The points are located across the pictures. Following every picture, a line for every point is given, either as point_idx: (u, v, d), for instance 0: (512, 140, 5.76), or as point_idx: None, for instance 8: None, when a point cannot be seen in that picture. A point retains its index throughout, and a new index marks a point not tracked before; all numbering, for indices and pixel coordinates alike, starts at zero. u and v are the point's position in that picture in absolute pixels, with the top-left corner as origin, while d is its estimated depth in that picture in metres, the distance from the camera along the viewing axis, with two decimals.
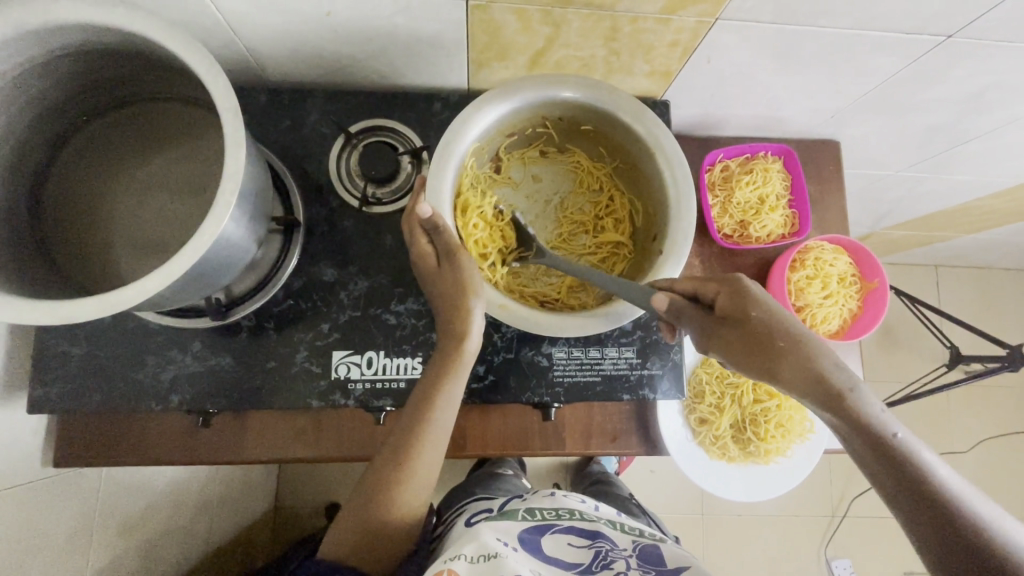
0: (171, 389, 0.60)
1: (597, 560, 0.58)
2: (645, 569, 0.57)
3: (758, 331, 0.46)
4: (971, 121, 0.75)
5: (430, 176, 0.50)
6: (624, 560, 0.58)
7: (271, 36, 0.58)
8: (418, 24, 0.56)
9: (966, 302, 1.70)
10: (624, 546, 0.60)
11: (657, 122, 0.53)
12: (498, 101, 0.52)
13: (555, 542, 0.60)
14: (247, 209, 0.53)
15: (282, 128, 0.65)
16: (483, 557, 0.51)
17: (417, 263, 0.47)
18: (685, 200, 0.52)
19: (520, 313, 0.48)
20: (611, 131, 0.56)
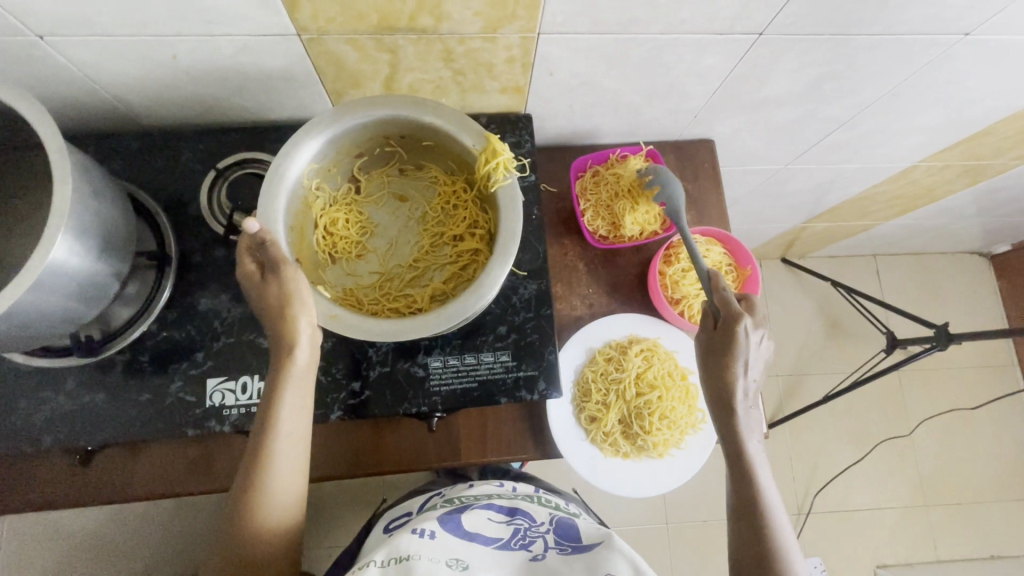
0: (43, 429, 0.60)
1: (516, 537, 0.55)
2: (562, 545, 0.54)
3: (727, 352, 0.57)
4: (826, 109, 0.79)
5: (262, 195, 0.52)
6: (543, 538, 0.55)
7: (128, 83, 0.62)
8: (263, 60, 0.60)
9: (907, 287, 1.73)
10: (541, 522, 0.57)
11: (483, 129, 0.56)
12: (331, 122, 0.55)
13: (474, 518, 0.57)
14: (99, 245, 0.55)
15: (156, 169, 0.68)
16: (394, 560, 0.48)
17: (243, 281, 0.51)
18: (513, 203, 0.55)
19: (349, 321, 0.51)
20: (449, 142, 0.59)
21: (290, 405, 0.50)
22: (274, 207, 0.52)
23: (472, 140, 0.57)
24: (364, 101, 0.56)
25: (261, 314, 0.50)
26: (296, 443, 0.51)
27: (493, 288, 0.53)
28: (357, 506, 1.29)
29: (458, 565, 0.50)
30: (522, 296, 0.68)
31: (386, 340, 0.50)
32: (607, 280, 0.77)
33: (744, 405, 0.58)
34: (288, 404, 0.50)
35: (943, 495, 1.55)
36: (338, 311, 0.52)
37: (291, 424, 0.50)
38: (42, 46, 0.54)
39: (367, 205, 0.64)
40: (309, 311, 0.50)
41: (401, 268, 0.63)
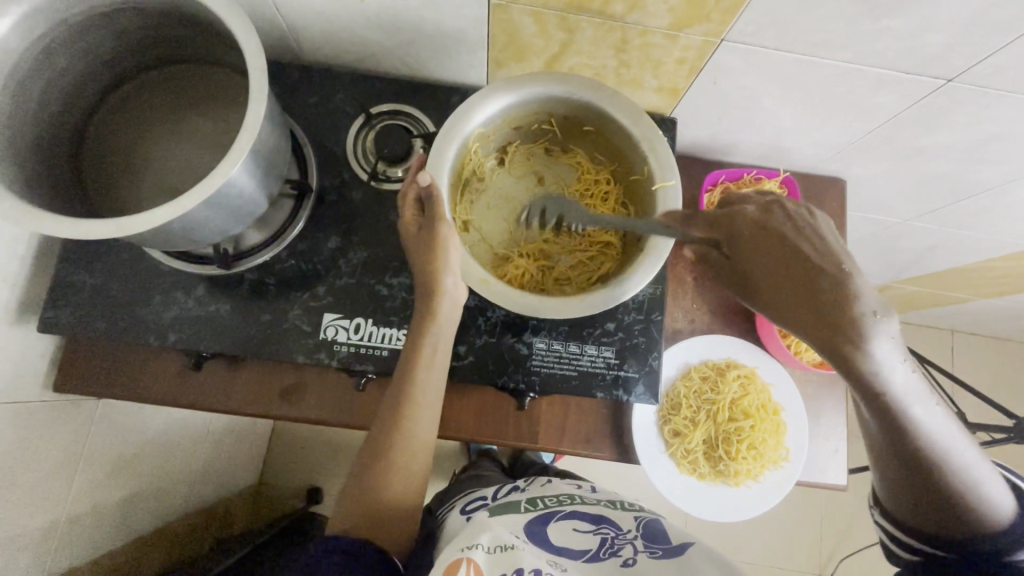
0: (170, 327, 0.64)
1: (604, 546, 0.54)
2: (652, 549, 0.52)
3: (808, 266, 0.41)
4: (978, 170, 0.76)
5: (434, 150, 0.54)
6: (631, 544, 0.53)
7: (309, 17, 0.64)
8: (442, 19, 0.61)
9: (981, 371, 1.65)
10: (628, 530, 0.56)
11: (654, 127, 0.57)
12: (507, 92, 0.57)
13: (561, 532, 0.56)
14: (263, 166, 0.57)
15: (309, 104, 0.70)
16: (500, 547, 0.48)
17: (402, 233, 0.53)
18: (669, 202, 0.56)
19: (499, 288, 0.53)
20: (611, 132, 0.60)
21: (431, 356, 0.54)
22: (444, 163, 0.55)
23: (641, 137, 0.57)
24: (545, 75, 0.57)
25: (415, 261, 0.53)
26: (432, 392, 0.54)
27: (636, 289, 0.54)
28: None
29: (557, 564, 0.50)
30: (635, 298, 0.68)
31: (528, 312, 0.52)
32: (716, 300, 0.75)
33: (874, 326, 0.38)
34: (428, 354, 0.53)
35: None
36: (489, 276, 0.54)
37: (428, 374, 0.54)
38: None
39: (506, 177, 0.65)
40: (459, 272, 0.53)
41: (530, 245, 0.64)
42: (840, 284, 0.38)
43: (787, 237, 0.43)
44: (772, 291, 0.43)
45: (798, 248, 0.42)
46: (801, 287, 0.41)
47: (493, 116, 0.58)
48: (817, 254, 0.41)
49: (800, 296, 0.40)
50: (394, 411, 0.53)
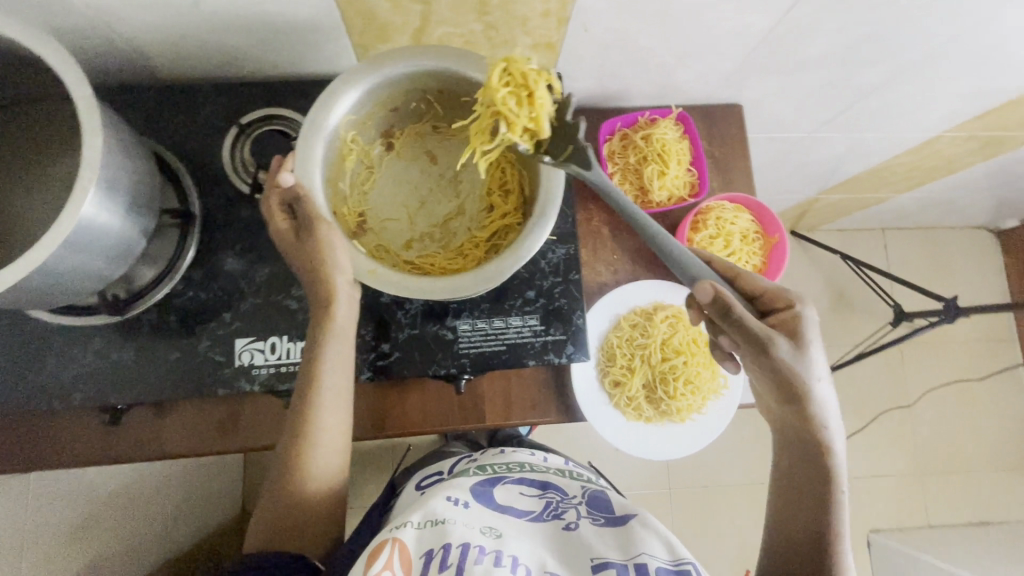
0: (73, 386, 0.61)
1: (548, 509, 0.56)
2: (594, 516, 0.56)
3: (796, 367, 0.51)
4: (859, 73, 0.77)
5: (299, 146, 0.52)
6: (575, 509, 0.57)
7: (146, 32, 0.59)
8: (288, 9, 0.57)
9: (913, 261, 1.73)
10: (573, 495, 0.59)
11: None
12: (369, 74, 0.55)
13: (506, 492, 0.58)
14: (125, 202, 0.53)
15: (174, 124, 0.66)
16: (430, 523, 0.50)
17: (276, 239, 0.53)
18: (552, 164, 0.55)
19: (385, 276, 0.52)
20: None
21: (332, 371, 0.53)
22: (313, 158, 0.52)
23: None
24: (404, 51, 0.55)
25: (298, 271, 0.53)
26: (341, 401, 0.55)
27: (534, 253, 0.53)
28: (369, 469, 1.31)
29: (492, 532, 0.51)
30: (551, 261, 0.68)
31: (420, 298, 0.51)
32: (635, 246, 0.76)
33: (819, 408, 0.53)
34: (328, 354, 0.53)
35: (937, 465, 1.60)
36: (377, 267, 0.53)
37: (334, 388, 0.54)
38: None
39: (397, 163, 0.62)
40: (348, 269, 0.53)
41: (434, 229, 0.62)
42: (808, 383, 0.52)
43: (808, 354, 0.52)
44: (772, 383, 0.54)
45: (803, 359, 0.52)
46: (791, 381, 0.52)
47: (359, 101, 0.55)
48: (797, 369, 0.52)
49: (785, 389, 0.53)
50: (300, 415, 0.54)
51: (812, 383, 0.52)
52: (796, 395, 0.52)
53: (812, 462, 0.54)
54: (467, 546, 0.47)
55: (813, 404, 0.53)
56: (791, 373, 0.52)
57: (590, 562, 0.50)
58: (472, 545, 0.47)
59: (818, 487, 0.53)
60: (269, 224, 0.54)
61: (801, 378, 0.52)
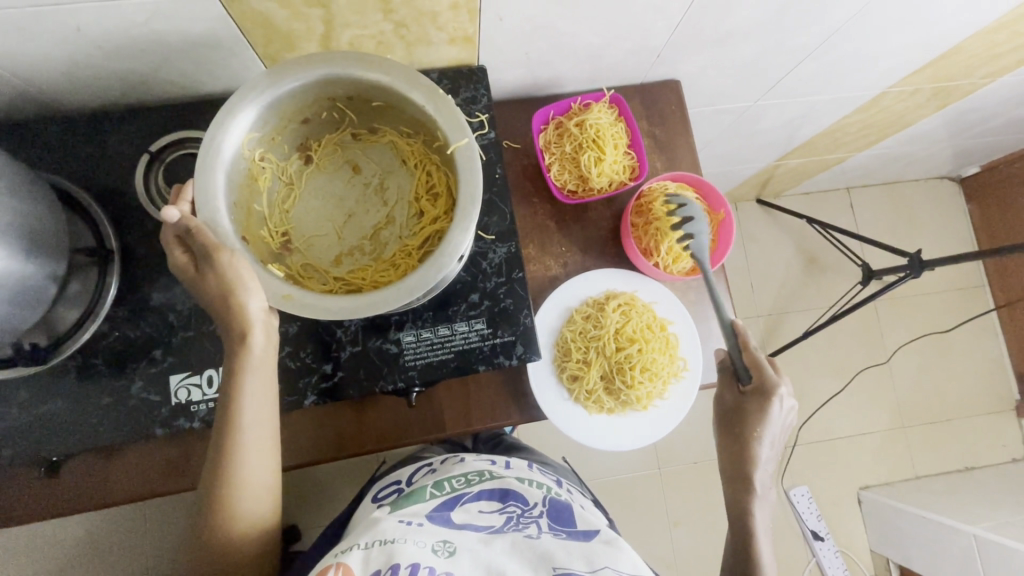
0: (3, 443, 0.58)
1: (509, 523, 0.53)
2: (556, 531, 0.52)
3: (734, 413, 0.69)
4: (793, 36, 0.75)
5: (198, 170, 0.50)
6: (537, 523, 0.53)
7: (33, 64, 0.56)
8: (180, 27, 0.54)
9: (880, 218, 1.74)
10: (534, 506, 0.56)
11: (434, 87, 0.53)
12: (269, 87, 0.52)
13: (464, 512, 0.54)
14: (23, 247, 0.50)
15: (83, 158, 0.63)
16: (378, 543, 0.47)
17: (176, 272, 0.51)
18: (471, 162, 0.53)
19: (302, 298, 0.50)
20: (398, 102, 0.56)
21: (250, 416, 0.53)
22: (213, 181, 0.50)
23: (424, 99, 0.54)
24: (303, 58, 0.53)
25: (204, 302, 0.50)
26: (263, 443, 0.54)
27: (456, 257, 0.51)
28: (354, 484, 1.29)
29: (445, 548, 0.48)
30: (493, 261, 0.66)
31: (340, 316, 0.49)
32: (581, 236, 0.74)
33: (752, 447, 0.67)
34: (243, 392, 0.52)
35: (919, 417, 1.62)
36: (292, 289, 0.51)
37: (256, 432, 0.54)
38: None
39: (318, 177, 0.60)
40: (261, 295, 0.50)
41: (362, 242, 0.59)
42: (742, 427, 0.67)
43: (756, 399, 0.67)
44: (723, 424, 0.70)
45: (750, 412, 0.67)
46: (728, 426, 0.69)
47: (262, 116, 0.53)
48: (752, 403, 0.67)
49: (727, 429, 0.69)
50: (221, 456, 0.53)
51: (756, 432, 0.66)
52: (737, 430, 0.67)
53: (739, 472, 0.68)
54: (416, 566, 0.45)
55: (753, 450, 0.67)
56: (730, 413, 0.69)
57: (550, 572, 0.47)
58: (423, 565, 0.45)
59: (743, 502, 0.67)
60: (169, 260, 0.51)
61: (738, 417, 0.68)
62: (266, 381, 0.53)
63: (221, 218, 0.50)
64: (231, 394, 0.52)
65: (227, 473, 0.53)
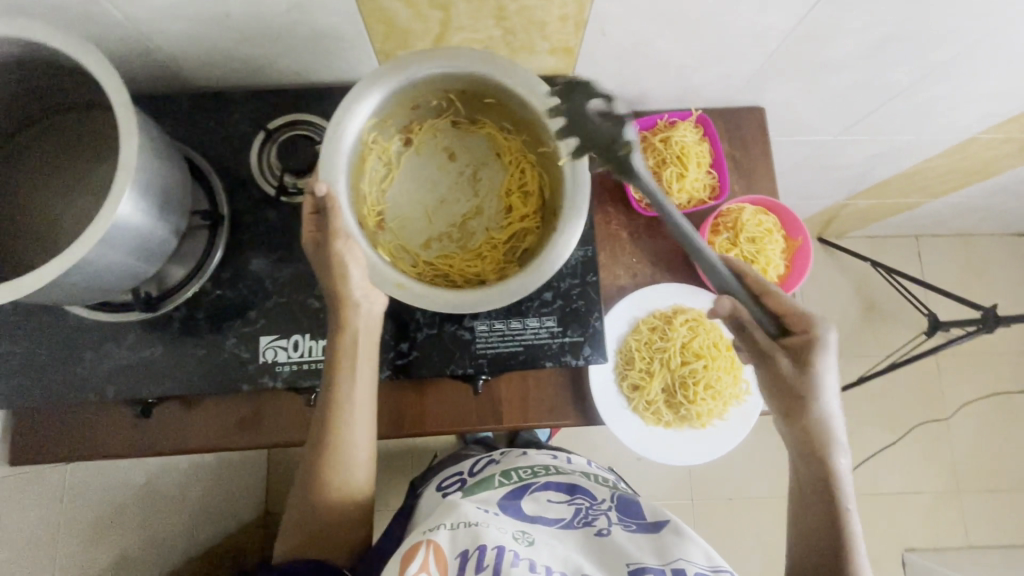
0: (107, 380, 0.63)
1: (578, 516, 0.58)
2: (626, 522, 0.56)
3: (790, 384, 0.58)
4: (887, 72, 0.75)
5: (325, 153, 0.55)
6: (605, 515, 0.58)
7: (181, 42, 0.62)
8: (314, 18, 0.59)
9: (949, 269, 1.67)
10: (602, 500, 0.60)
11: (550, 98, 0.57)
12: (392, 76, 0.57)
13: (535, 502, 0.60)
14: (158, 203, 0.56)
15: (205, 131, 0.69)
16: (462, 526, 0.51)
17: (305, 250, 0.57)
18: (578, 176, 0.57)
19: (413, 289, 0.55)
20: (509, 101, 0.59)
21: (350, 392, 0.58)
22: (338, 164, 0.55)
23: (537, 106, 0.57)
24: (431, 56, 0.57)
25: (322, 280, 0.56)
26: (363, 421, 0.59)
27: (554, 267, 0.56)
28: (388, 472, 1.32)
29: (524, 537, 0.53)
30: (568, 262, 0.68)
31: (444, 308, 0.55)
32: (654, 249, 0.75)
33: (820, 411, 0.58)
34: (347, 373, 0.58)
35: (976, 482, 1.52)
36: (404, 279, 0.56)
37: (356, 411, 0.59)
38: (102, 4, 0.55)
39: (416, 159, 0.64)
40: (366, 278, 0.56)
41: (451, 227, 0.63)
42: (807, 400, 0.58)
43: (784, 373, 0.59)
44: (772, 400, 0.61)
45: (803, 375, 0.58)
46: (787, 396, 0.59)
47: (382, 103, 0.58)
48: (798, 370, 0.58)
49: (790, 400, 0.59)
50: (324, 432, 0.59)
51: (817, 400, 0.58)
52: (807, 396, 0.58)
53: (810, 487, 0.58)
54: (502, 549, 0.49)
55: (820, 422, 0.58)
56: (784, 381, 0.59)
57: (624, 566, 0.50)
58: (506, 548, 0.49)
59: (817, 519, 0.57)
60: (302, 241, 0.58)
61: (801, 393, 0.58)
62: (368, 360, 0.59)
63: (341, 199, 0.55)
64: (337, 375, 0.57)
65: (331, 445, 0.59)
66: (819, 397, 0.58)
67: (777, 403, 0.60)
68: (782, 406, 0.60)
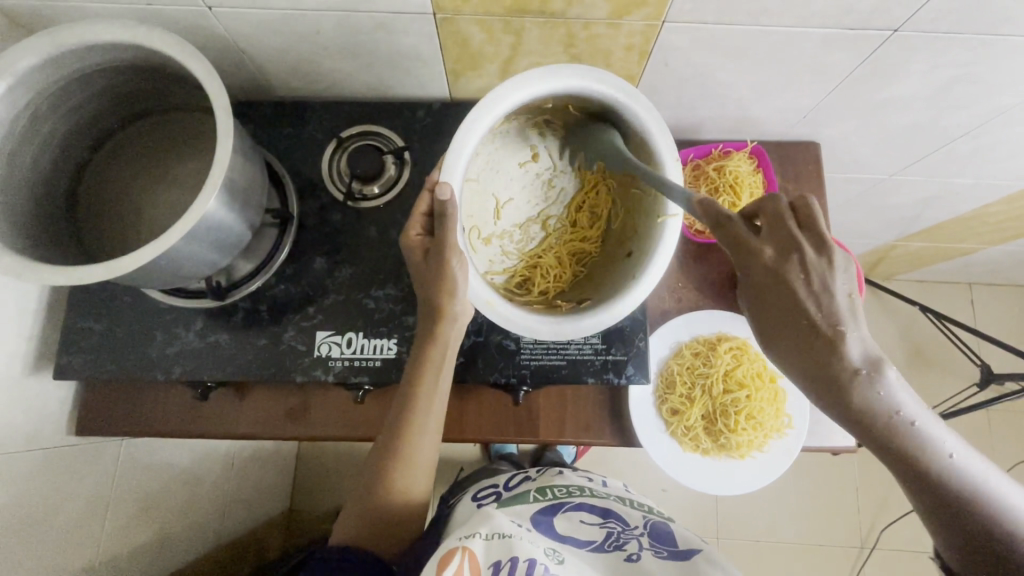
0: (174, 361, 0.68)
1: (610, 539, 0.59)
2: (658, 548, 0.56)
3: (783, 285, 0.44)
4: (949, 115, 0.75)
5: (450, 151, 0.56)
6: (637, 540, 0.58)
7: (272, 54, 0.67)
8: (395, 38, 0.64)
9: (1004, 320, 1.60)
10: (635, 526, 0.60)
11: (671, 150, 0.59)
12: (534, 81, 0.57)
13: (567, 521, 0.61)
14: (240, 199, 0.60)
15: (282, 136, 0.74)
16: (497, 535, 0.53)
17: (407, 250, 0.60)
18: (672, 236, 0.59)
19: (502, 310, 0.58)
20: (623, 135, 0.62)
21: (428, 395, 0.61)
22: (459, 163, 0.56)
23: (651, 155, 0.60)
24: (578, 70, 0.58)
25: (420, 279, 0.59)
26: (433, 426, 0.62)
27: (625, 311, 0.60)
28: None
29: (555, 555, 0.54)
30: None
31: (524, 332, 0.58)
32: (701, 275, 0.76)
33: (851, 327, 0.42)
34: (429, 377, 0.61)
35: None
36: (493, 297, 0.59)
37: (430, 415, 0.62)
38: (209, 16, 0.60)
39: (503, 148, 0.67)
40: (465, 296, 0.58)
41: (517, 227, 0.68)
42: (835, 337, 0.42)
43: (794, 287, 0.44)
44: (771, 324, 0.46)
45: (783, 272, 0.44)
46: (765, 312, 0.46)
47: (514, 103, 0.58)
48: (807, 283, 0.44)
49: (807, 339, 0.43)
50: (397, 432, 0.61)
51: (819, 297, 0.43)
52: (797, 315, 0.44)
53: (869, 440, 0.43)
54: (533, 562, 0.50)
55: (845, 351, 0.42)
56: (781, 295, 0.44)
57: None
58: (538, 562, 0.50)
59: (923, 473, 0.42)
60: (403, 237, 0.60)
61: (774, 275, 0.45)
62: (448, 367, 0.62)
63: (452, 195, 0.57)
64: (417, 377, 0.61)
65: (402, 446, 0.61)
66: (794, 294, 0.44)
67: (781, 337, 0.45)
68: (785, 326, 0.45)
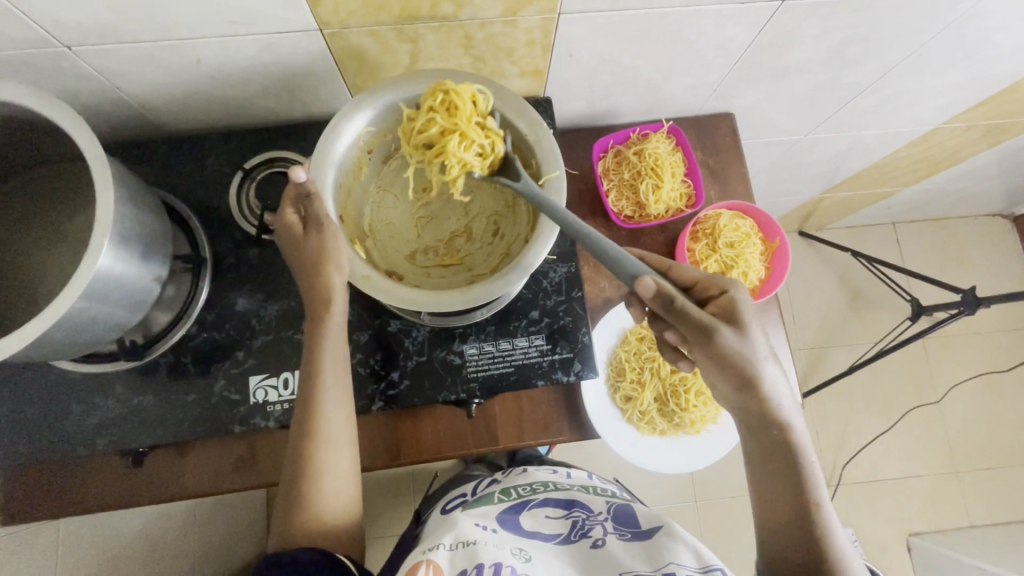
0: (96, 432, 0.63)
1: (575, 529, 0.59)
2: (622, 532, 0.57)
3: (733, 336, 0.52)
4: (848, 73, 0.78)
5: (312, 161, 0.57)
6: (602, 525, 0.58)
7: (153, 90, 0.62)
8: (284, 59, 0.60)
9: (928, 253, 1.70)
10: (599, 511, 0.60)
11: (537, 120, 0.59)
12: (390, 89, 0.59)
13: (533, 518, 0.60)
14: (138, 252, 0.56)
15: (182, 175, 0.69)
16: (461, 544, 0.52)
17: (282, 229, 0.57)
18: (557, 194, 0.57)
19: (377, 283, 0.56)
20: None
21: (333, 394, 0.58)
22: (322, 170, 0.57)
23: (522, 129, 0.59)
24: (430, 76, 0.59)
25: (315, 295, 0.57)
26: (342, 399, 0.59)
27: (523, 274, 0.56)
28: (389, 496, 1.31)
29: (522, 553, 0.54)
30: (553, 280, 0.69)
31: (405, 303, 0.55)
32: None
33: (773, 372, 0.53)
34: (328, 350, 0.58)
35: (974, 461, 1.54)
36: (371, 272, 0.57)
37: (334, 389, 0.58)
38: (72, 59, 0.55)
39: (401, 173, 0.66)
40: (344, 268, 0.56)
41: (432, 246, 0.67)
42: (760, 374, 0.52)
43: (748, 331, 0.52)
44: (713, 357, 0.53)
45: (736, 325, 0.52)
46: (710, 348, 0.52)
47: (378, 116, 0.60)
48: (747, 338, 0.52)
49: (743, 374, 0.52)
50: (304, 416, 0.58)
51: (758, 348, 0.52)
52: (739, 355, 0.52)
53: (779, 501, 0.54)
54: (499, 565, 0.50)
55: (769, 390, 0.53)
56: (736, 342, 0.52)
57: None
58: (504, 565, 0.50)
59: (818, 547, 0.52)
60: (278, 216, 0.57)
61: (744, 367, 0.52)
62: (342, 338, 0.60)
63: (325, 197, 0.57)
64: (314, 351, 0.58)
65: (313, 428, 0.57)
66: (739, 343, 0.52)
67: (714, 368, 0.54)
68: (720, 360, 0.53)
